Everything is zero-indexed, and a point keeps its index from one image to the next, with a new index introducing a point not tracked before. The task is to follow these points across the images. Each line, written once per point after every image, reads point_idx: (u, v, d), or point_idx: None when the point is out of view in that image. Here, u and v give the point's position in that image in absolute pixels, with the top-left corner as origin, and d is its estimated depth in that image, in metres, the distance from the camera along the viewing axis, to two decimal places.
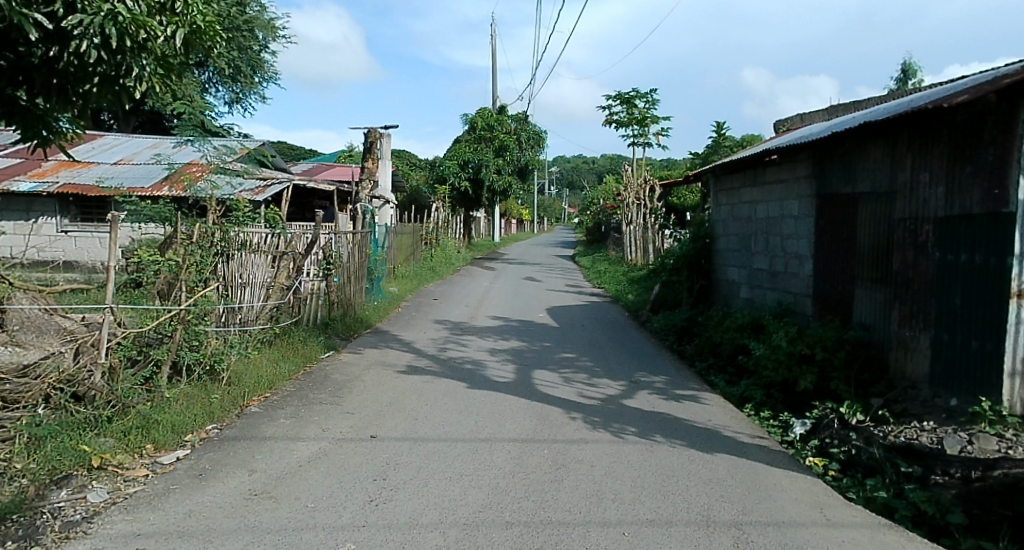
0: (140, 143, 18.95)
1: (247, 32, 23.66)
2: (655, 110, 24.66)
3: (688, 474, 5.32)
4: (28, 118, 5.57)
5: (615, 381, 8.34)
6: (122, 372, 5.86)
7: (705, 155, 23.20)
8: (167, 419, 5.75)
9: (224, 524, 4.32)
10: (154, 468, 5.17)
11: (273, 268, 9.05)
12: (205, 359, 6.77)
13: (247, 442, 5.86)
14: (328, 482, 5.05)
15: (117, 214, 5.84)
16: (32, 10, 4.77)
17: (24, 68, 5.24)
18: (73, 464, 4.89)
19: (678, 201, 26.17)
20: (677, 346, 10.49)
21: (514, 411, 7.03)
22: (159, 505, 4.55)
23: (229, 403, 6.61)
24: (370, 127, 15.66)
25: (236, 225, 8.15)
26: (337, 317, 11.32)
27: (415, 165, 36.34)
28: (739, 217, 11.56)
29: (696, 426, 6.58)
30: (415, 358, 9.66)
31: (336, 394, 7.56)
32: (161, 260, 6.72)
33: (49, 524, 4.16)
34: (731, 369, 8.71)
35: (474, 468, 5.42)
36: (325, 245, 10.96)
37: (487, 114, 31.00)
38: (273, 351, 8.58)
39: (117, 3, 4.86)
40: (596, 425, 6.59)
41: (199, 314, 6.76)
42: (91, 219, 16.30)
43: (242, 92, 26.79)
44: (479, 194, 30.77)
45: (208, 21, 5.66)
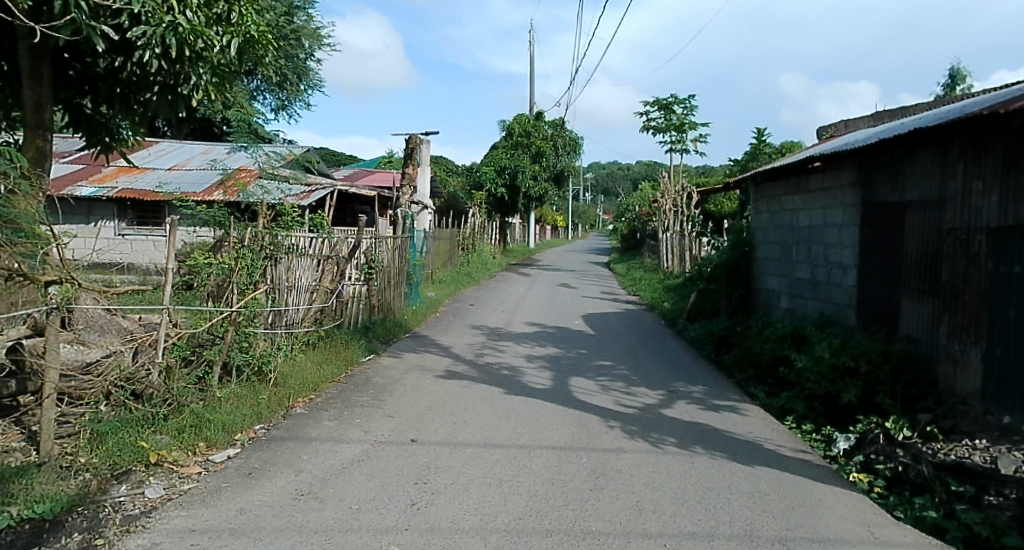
0: (193, 149, 19.48)
1: (293, 41, 24.04)
2: (693, 116, 24.51)
3: (729, 486, 5.29)
4: (92, 126, 6.92)
5: (654, 390, 8.30)
6: (177, 371, 6.05)
7: (744, 162, 22.93)
8: (218, 418, 5.91)
9: (273, 523, 4.43)
10: (207, 466, 5.33)
11: (318, 272, 9.23)
12: (253, 360, 6.99)
13: (293, 442, 6.00)
14: (371, 484, 5.14)
15: (174, 219, 6.11)
16: (101, 22, 5.54)
17: (89, 78, 6.49)
18: (132, 459, 5.07)
19: (714, 208, 25.99)
20: (716, 356, 10.40)
21: (553, 418, 7.06)
22: (213, 502, 4.69)
23: (275, 404, 6.79)
24: (411, 134, 15.72)
25: (285, 231, 8.31)
26: (377, 321, 11.49)
27: (452, 171, 36.61)
28: (780, 225, 11.41)
29: (736, 438, 6.53)
30: (454, 363, 9.73)
31: (377, 397, 7.67)
32: (214, 262, 6.87)
33: (112, 517, 4.32)
34: (771, 380, 8.61)
35: (513, 474, 5.46)
36: (367, 250, 11.16)
37: (525, 120, 31.14)
38: (316, 354, 8.75)
39: (178, 16, 5.55)
40: (634, 434, 6.57)
41: (250, 316, 6.97)
42: (146, 223, 16.88)
43: (287, 100, 27.38)
44: (516, 200, 30.89)
45: (261, 31, 6.32)
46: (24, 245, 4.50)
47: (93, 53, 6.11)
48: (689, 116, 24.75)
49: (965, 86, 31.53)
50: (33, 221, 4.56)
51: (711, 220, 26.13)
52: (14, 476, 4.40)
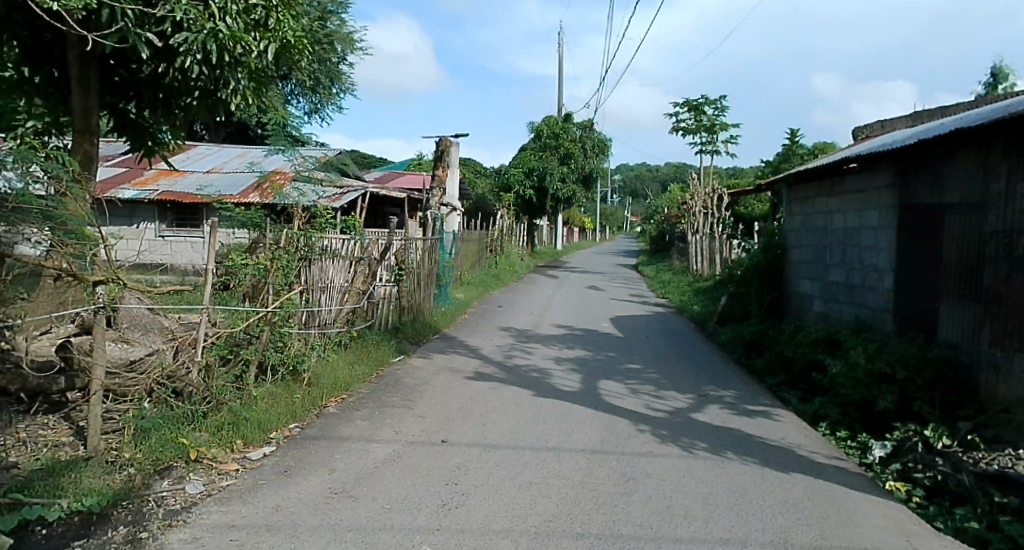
0: (230, 152, 19.83)
1: (327, 45, 24.34)
2: (724, 117, 24.32)
3: (762, 493, 5.25)
4: (136, 130, 7.12)
5: (684, 394, 8.26)
6: (216, 369, 6.18)
7: (775, 163, 22.68)
8: (254, 416, 6.02)
9: (308, 520, 4.50)
10: (244, 463, 5.44)
11: (351, 273, 9.34)
12: (288, 360, 7.12)
13: (326, 441, 6.09)
14: (403, 484, 5.20)
15: (213, 221, 6.26)
16: (146, 30, 5.69)
17: (134, 84, 6.67)
18: (173, 455, 5.20)
19: (745, 210, 25.75)
20: (747, 360, 10.31)
21: (583, 421, 7.06)
22: (250, 499, 4.78)
23: (309, 403, 6.89)
24: (441, 136, 15.83)
25: (318, 232, 8.43)
26: (407, 322, 11.59)
27: (480, 173, 36.75)
28: (813, 227, 11.27)
29: (768, 444, 6.48)
30: (482, 364, 9.79)
31: (407, 398, 7.75)
32: (250, 263, 6.98)
33: (155, 511, 4.44)
34: (804, 385, 8.51)
35: (542, 477, 5.49)
36: (397, 251, 11.25)
37: (554, 122, 31.14)
38: (348, 354, 8.87)
39: (218, 22, 5.72)
40: (664, 438, 6.56)
41: (284, 316, 7.09)
42: (185, 225, 17.23)
43: (320, 103, 27.73)
44: (544, 202, 30.92)
45: (296, 36, 6.44)
46: (73, 245, 4.64)
47: (139, 59, 6.34)
48: (720, 117, 24.57)
49: (1007, 85, 30.81)
50: (81, 222, 4.69)
51: (742, 222, 25.88)
52: (64, 470, 4.56)
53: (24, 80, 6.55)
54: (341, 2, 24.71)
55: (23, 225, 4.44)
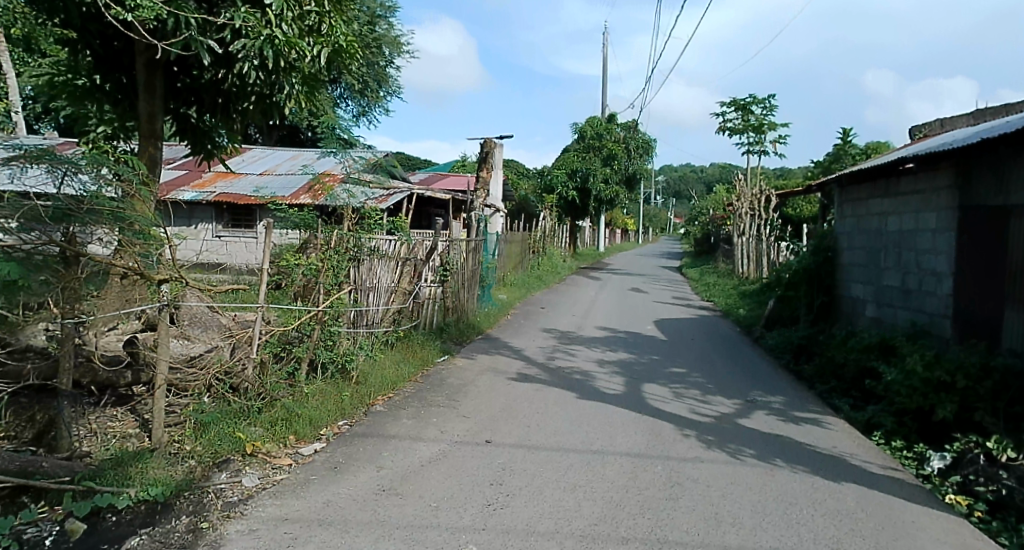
0: (282, 155, 20.31)
1: (375, 49, 24.68)
2: (772, 116, 23.92)
3: (813, 503, 5.18)
4: (197, 134, 7.36)
5: (731, 399, 8.17)
6: (270, 366, 6.38)
7: (826, 163, 22.21)
8: (306, 413, 6.17)
9: (358, 516, 4.61)
10: (297, 458, 5.59)
11: (398, 274, 9.49)
12: (338, 358, 7.30)
13: (374, 438, 6.21)
14: (449, 483, 5.28)
15: (269, 222, 6.43)
16: (207, 36, 5.98)
17: (196, 89, 6.96)
18: (230, 449, 5.37)
19: (793, 212, 25.29)
20: (795, 365, 10.14)
21: (628, 424, 7.05)
22: (302, 493, 4.91)
23: (357, 401, 7.04)
24: (486, 138, 15.91)
25: (367, 233, 8.56)
26: (451, 322, 11.71)
27: (522, 174, 36.78)
28: (867, 229, 11.02)
29: (819, 452, 6.38)
30: (525, 366, 9.82)
31: (452, 397, 7.85)
32: (303, 263, 7.10)
33: (214, 502, 4.60)
34: (856, 392, 8.35)
35: (587, 480, 5.50)
36: (443, 252, 11.37)
37: (598, 122, 31.03)
38: (394, 353, 9.01)
39: (274, 29, 5.86)
40: (711, 444, 6.51)
41: (334, 315, 7.27)
42: (240, 225, 17.70)
43: (368, 106, 28.17)
44: (587, 203, 30.82)
45: (348, 41, 6.56)
46: (140, 245, 4.83)
47: (200, 66, 6.57)
48: (768, 116, 24.17)
49: None
50: (149, 223, 4.86)
51: (790, 224, 25.42)
52: (132, 460, 4.74)
53: (96, 87, 6.87)
54: (389, 7, 25.00)
55: (97, 227, 4.54)
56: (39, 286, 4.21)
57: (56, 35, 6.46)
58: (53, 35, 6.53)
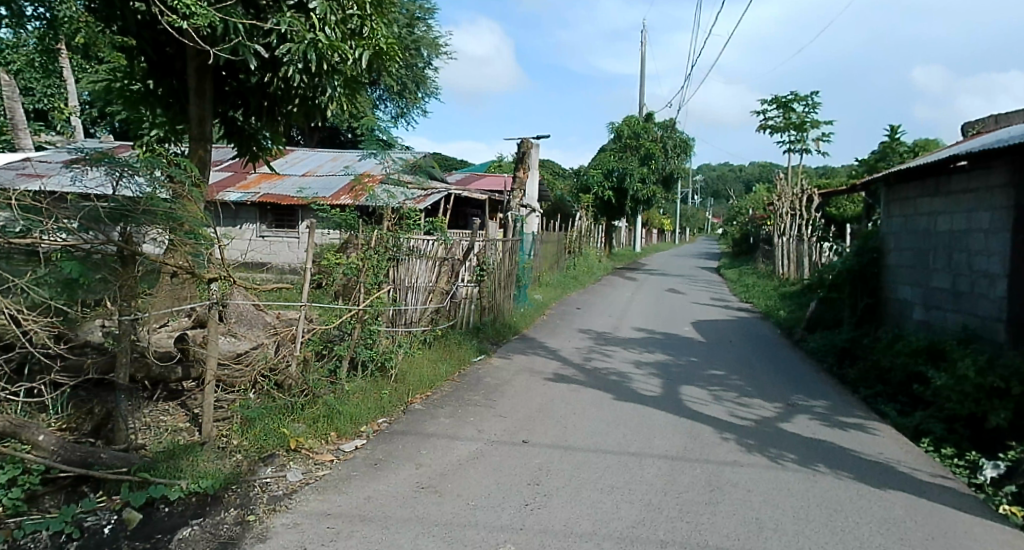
0: (323, 156, 20.62)
1: (414, 51, 24.91)
2: (815, 114, 23.53)
3: (858, 510, 5.11)
4: (243, 137, 7.57)
5: (771, 403, 8.08)
6: (313, 363, 6.51)
7: (871, 162, 21.75)
8: (347, 410, 6.27)
9: (398, 512, 4.68)
10: (338, 454, 5.70)
11: (436, 274, 9.58)
12: (377, 357, 7.41)
13: (413, 436, 6.29)
14: (486, 481, 5.34)
15: (313, 222, 6.53)
16: (255, 41, 6.12)
17: (243, 93, 7.13)
18: (275, 444, 5.51)
19: (836, 211, 24.84)
20: (838, 369, 9.97)
21: (667, 427, 7.02)
22: (344, 489, 5.00)
23: (396, 399, 7.14)
24: (524, 137, 15.92)
25: (406, 233, 8.66)
26: (487, 322, 11.78)
27: (558, 173, 36.71)
28: (914, 230, 10.78)
29: (864, 458, 6.28)
30: (561, 366, 9.82)
31: (489, 396, 7.90)
32: (344, 263, 7.21)
33: (260, 496, 4.71)
34: (903, 397, 8.18)
35: (624, 482, 5.50)
36: (480, 252, 11.43)
37: (635, 122, 30.85)
38: (432, 352, 9.11)
39: (318, 32, 6.00)
40: (751, 448, 6.45)
41: (374, 314, 7.36)
42: (283, 226, 18.04)
43: (406, 108, 28.47)
44: (624, 202, 30.65)
45: (389, 43, 6.65)
46: (190, 245, 4.97)
47: (248, 70, 6.70)
48: (811, 114, 23.75)
49: None
50: (201, 225, 5.01)
51: (833, 224, 24.97)
52: (184, 453, 4.89)
53: (149, 92, 7.10)
54: (428, 9, 25.24)
55: (151, 227, 4.68)
56: (96, 284, 4.47)
57: (115, 41, 6.75)
58: (113, 43, 6.87)
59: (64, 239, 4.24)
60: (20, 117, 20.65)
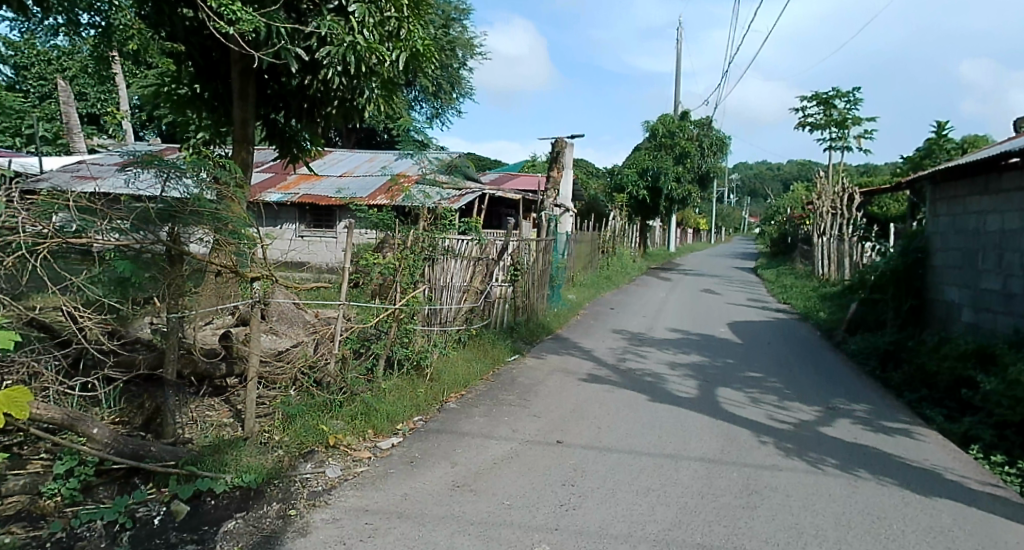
0: (360, 157, 20.84)
1: (449, 51, 25.06)
2: (857, 110, 23.09)
3: (904, 518, 5.02)
4: (283, 140, 7.72)
5: (811, 406, 7.97)
6: (351, 361, 6.59)
7: (917, 159, 21.26)
8: (384, 408, 6.32)
9: (434, 510, 4.74)
10: (375, 451, 5.77)
11: (470, 273, 9.63)
12: (413, 355, 7.49)
13: (447, 435, 6.33)
14: (520, 481, 5.37)
15: (351, 222, 6.60)
16: (296, 44, 6.23)
17: (284, 95, 7.27)
18: (315, 440, 5.60)
19: (880, 210, 24.36)
20: (881, 372, 9.78)
21: (703, 429, 6.98)
22: (381, 486, 5.07)
23: (431, 397, 7.20)
24: (558, 137, 15.89)
25: (442, 232, 8.71)
26: (521, 321, 11.80)
27: (591, 173, 36.57)
28: (962, 229, 10.53)
29: (910, 464, 6.17)
30: (596, 367, 9.81)
31: (523, 396, 7.92)
32: (381, 262, 7.27)
33: (300, 491, 4.80)
34: (951, 402, 8.00)
35: (660, 484, 5.48)
36: (514, 252, 11.45)
37: (670, 120, 30.59)
38: (466, 352, 9.17)
39: (356, 35, 6.09)
40: (791, 452, 6.37)
41: (410, 313, 7.43)
42: (321, 226, 18.28)
43: (440, 108, 28.63)
44: (658, 202, 30.42)
45: (425, 45, 6.71)
46: (235, 244, 5.04)
47: (289, 73, 6.86)
48: (853, 110, 23.30)
49: None
50: (245, 225, 5.10)
51: (876, 223, 24.49)
52: (228, 448, 5.00)
53: (196, 96, 7.25)
54: (463, 9, 25.38)
55: (197, 227, 4.81)
56: (147, 282, 4.64)
57: (164, 47, 6.98)
58: (163, 49, 7.15)
59: (118, 239, 4.37)
60: (73, 122, 21.33)
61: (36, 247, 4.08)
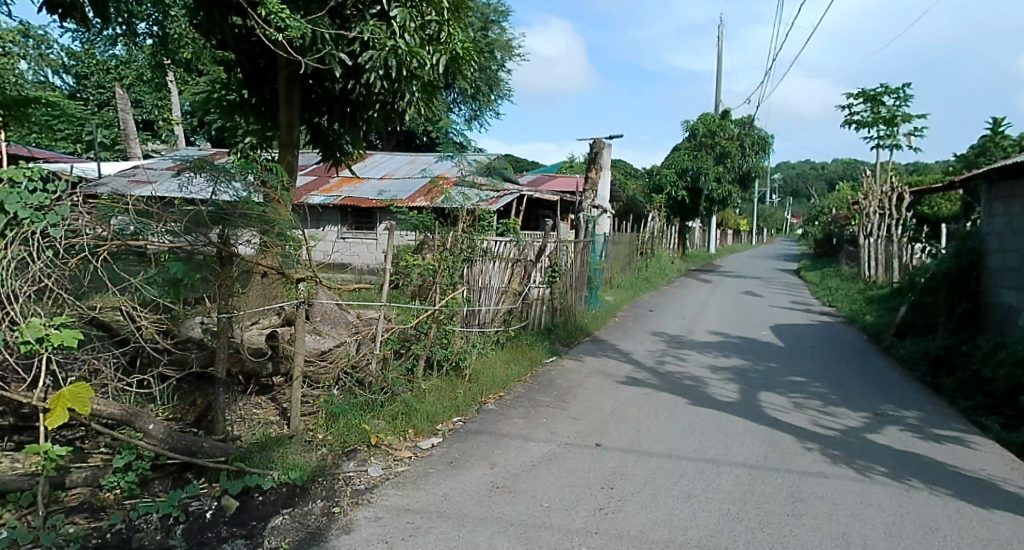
0: (399, 160, 21.06)
1: (488, 53, 25.18)
2: (907, 108, 22.56)
3: (958, 529, 4.90)
4: (327, 143, 7.88)
5: (858, 412, 7.82)
6: (392, 362, 6.68)
7: (970, 157, 20.68)
8: (424, 408, 6.40)
9: (474, 511, 4.78)
10: (416, 451, 5.85)
11: (509, 275, 9.67)
12: (452, 356, 7.56)
13: (487, 437, 6.37)
14: (560, 483, 5.39)
15: (393, 224, 6.69)
16: (340, 50, 6.37)
17: (327, 100, 7.43)
18: (357, 439, 5.70)
19: (930, 210, 23.78)
20: (932, 378, 9.54)
21: (745, 434, 6.90)
22: (422, 486, 5.13)
23: (470, 398, 7.26)
24: (596, 138, 15.84)
25: (481, 234, 8.76)
26: (559, 323, 11.80)
27: (630, 174, 36.37)
28: (1019, 229, 10.22)
29: (964, 474, 6.02)
30: (634, 369, 9.75)
31: (562, 398, 7.92)
32: (422, 264, 7.36)
33: (344, 489, 4.89)
34: (1007, 410, 7.77)
35: (702, 489, 5.44)
36: (553, 254, 11.46)
37: (710, 119, 30.24)
38: (504, 353, 9.21)
39: (398, 40, 6.19)
40: (837, 459, 6.26)
41: (449, 314, 7.50)
42: (362, 228, 18.54)
43: (479, 110, 28.78)
44: (698, 202, 30.10)
45: (466, 48, 6.76)
46: (280, 246, 5.16)
47: (332, 78, 7.00)
48: (902, 107, 22.74)
49: None
50: (291, 228, 5.20)
51: (926, 223, 23.90)
52: (274, 445, 5.11)
53: (244, 101, 7.45)
54: (501, 11, 25.50)
55: (245, 229, 4.92)
56: (199, 283, 4.80)
57: (215, 55, 7.20)
58: (215, 58, 7.36)
59: (171, 241, 4.54)
60: (130, 128, 21.97)
61: (97, 248, 4.30)
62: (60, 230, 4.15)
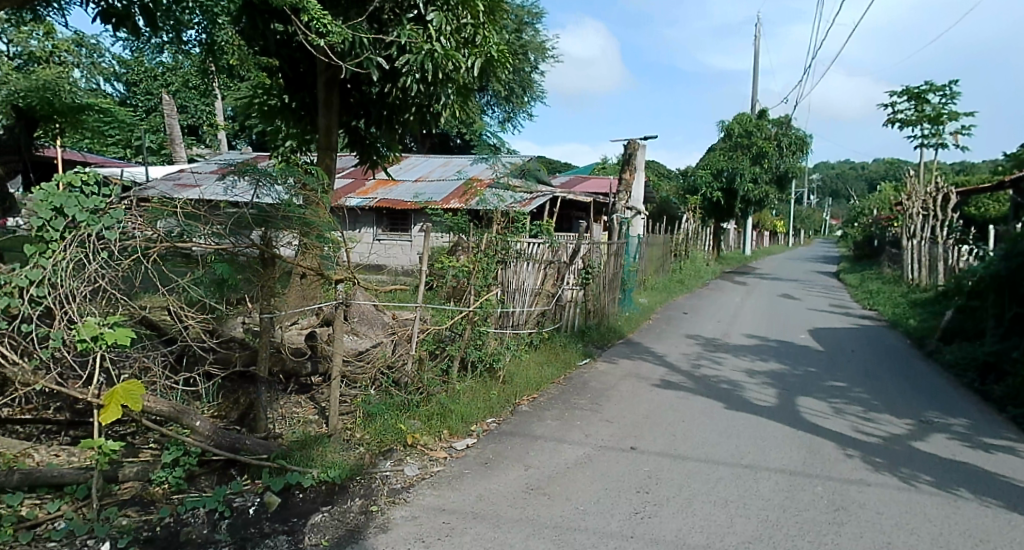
0: (434, 163, 21.19)
1: (522, 55, 25.20)
2: (953, 105, 22.02)
3: (1009, 542, 4.79)
4: (364, 147, 7.99)
5: (902, 419, 7.66)
6: (427, 363, 6.73)
7: None
8: (459, 409, 6.44)
9: (510, 512, 4.81)
10: (451, 451, 5.89)
11: (542, 276, 9.68)
12: (486, 357, 7.58)
13: (521, 438, 6.38)
14: (595, 486, 5.38)
15: (428, 226, 6.74)
16: (376, 54, 6.46)
17: (365, 103, 7.53)
18: (393, 438, 5.77)
19: (977, 212, 23.19)
20: (980, 385, 9.30)
21: (784, 439, 6.81)
22: (458, 486, 5.17)
23: (504, 399, 7.28)
24: (630, 139, 15.78)
25: (515, 235, 8.75)
26: (592, 325, 11.77)
27: (665, 175, 36.07)
28: None
29: (1015, 485, 5.87)
30: (669, 373, 9.68)
31: (596, 401, 7.90)
32: (456, 265, 7.41)
33: (381, 488, 4.95)
34: None
35: (739, 495, 5.39)
36: (587, 255, 11.42)
37: (747, 119, 29.83)
38: (538, 354, 9.22)
39: (434, 43, 6.24)
40: (880, 467, 6.15)
41: (483, 315, 7.53)
42: (397, 229, 18.71)
43: (513, 112, 28.82)
44: (733, 203, 29.75)
45: (501, 51, 6.77)
46: (319, 248, 5.25)
47: (370, 81, 7.09)
48: (948, 105, 22.21)
49: None
50: (330, 230, 5.26)
51: (973, 225, 23.31)
52: (313, 443, 5.20)
53: (285, 106, 7.60)
54: (535, 13, 25.50)
55: (286, 231, 5.01)
56: (243, 284, 4.90)
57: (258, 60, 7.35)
58: (258, 64, 7.51)
59: (217, 243, 4.69)
60: (174, 132, 22.45)
61: (148, 249, 4.43)
62: (114, 234, 4.28)
